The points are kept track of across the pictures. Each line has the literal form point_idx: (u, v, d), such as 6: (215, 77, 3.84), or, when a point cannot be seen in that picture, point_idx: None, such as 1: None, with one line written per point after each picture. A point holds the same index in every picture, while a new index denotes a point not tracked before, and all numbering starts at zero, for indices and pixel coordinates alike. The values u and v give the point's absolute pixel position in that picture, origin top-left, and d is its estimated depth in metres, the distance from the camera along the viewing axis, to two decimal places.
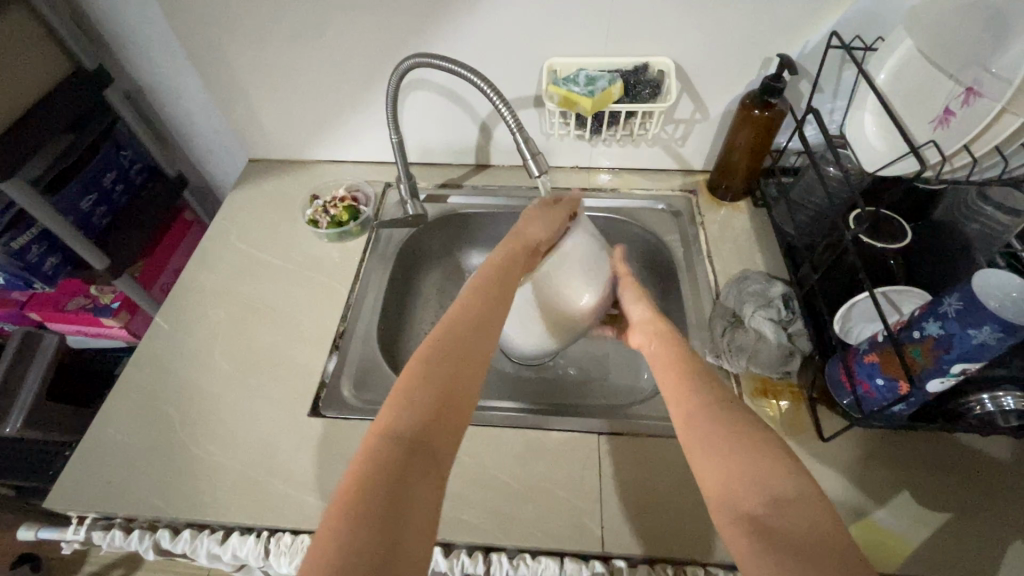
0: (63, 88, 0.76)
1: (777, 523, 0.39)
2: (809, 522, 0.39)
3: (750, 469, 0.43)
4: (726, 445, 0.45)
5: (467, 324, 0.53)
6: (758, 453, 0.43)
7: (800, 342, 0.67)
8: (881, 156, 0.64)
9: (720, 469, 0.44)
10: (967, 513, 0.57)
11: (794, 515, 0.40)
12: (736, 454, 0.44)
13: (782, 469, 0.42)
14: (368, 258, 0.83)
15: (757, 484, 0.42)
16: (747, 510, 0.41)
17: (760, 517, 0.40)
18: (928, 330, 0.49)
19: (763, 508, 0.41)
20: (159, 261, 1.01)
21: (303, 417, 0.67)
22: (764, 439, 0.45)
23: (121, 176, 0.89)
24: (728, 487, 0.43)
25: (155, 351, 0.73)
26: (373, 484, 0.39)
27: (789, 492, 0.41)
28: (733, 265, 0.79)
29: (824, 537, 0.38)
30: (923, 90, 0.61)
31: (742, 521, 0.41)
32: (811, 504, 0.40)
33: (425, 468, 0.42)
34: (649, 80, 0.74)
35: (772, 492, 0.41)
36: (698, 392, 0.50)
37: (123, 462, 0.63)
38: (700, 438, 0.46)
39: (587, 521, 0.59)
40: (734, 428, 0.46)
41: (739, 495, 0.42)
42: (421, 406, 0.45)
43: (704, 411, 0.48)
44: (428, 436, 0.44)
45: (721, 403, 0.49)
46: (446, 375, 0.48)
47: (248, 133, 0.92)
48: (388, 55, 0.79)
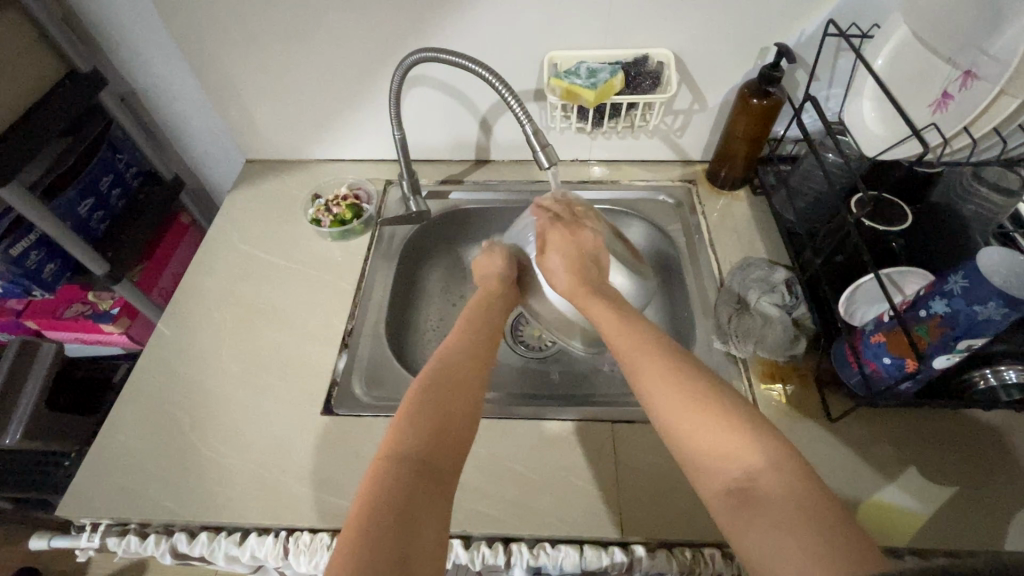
0: (58, 92, 0.75)
1: (758, 494, 0.41)
2: (782, 492, 0.40)
3: (721, 443, 0.44)
4: (695, 419, 0.45)
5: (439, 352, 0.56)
6: (728, 428, 0.44)
7: (805, 326, 0.68)
8: (881, 140, 0.66)
9: (696, 443, 0.45)
10: (973, 486, 0.59)
11: (770, 487, 0.41)
12: (704, 429, 0.45)
13: (751, 442, 0.43)
14: (372, 256, 0.83)
15: (730, 460, 0.43)
16: (726, 486, 0.42)
17: (741, 490, 0.41)
18: (934, 308, 0.51)
19: (742, 481, 0.42)
20: (157, 265, 0.99)
21: (316, 416, 0.67)
22: (729, 410, 0.45)
23: (118, 181, 0.88)
24: (706, 464, 0.44)
25: (161, 355, 0.72)
26: (382, 500, 0.41)
27: (761, 464, 0.42)
28: (735, 252, 0.80)
29: (800, 505, 0.39)
30: (920, 75, 0.62)
31: (725, 498, 0.42)
32: (784, 473, 0.41)
33: (425, 484, 0.43)
34: (649, 72, 0.75)
35: (746, 467, 0.42)
36: (655, 363, 0.50)
37: (135, 466, 0.62)
38: (673, 413, 0.47)
39: (606, 508, 0.59)
40: (696, 400, 0.46)
41: (717, 473, 0.43)
42: (417, 420, 0.48)
43: (667, 381, 0.48)
44: (427, 446, 0.46)
45: (673, 370, 0.49)
46: (424, 394, 0.50)
47: (245, 133, 0.91)
48: (387, 51, 0.78)
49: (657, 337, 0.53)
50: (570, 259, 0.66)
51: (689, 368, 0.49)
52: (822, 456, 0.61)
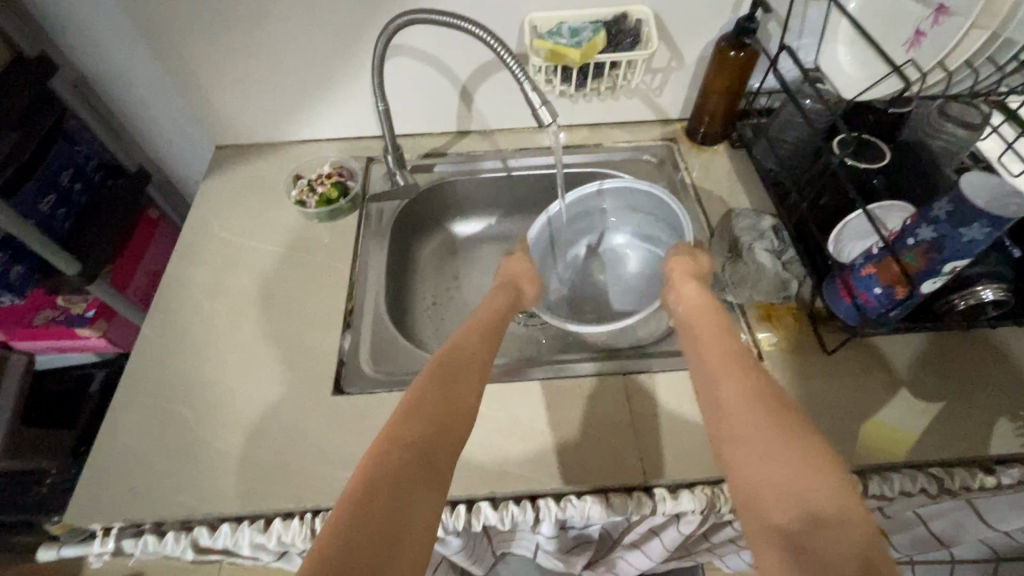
0: (6, 79, 0.69)
1: (817, 542, 0.37)
2: (843, 543, 0.37)
3: (788, 480, 0.41)
4: (771, 450, 0.43)
5: (471, 368, 0.53)
6: (793, 461, 0.42)
7: (795, 269, 0.72)
8: (857, 82, 0.74)
9: (758, 472, 0.42)
10: (958, 401, 0.63)
11: (834, 533, 0.37)
12: (767, 459, 0.42)
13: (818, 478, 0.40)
14: (363, 235, 0.81)
15: (790, 500, 0.40)
16: (780, 526, 0.39)
17: (796, 535, 0.38)
18: (921, 236, 0.54)
19: (804, 524, 0.39)
20: (131, 262, 0.94)
21: (328, 396, 0.65)
22: (800, 444, 0.43)
23: (79, 174, 0.83)
24: (763, 495, 0.41)
25: (153, 351, 0.69)
26: (372, 497, 0.39)
27: (827, 507, 0.39)
28: (722, 205, 0.83)
29: (867, 557, 0.36)
30: (891, 16, 0.67)
31: (776, 536, 0.39)
32: (850, 522, 0.38)
33: (413, 505, 0.39)
34: (629, 29, 0.75)
35: (811, 510, 0.39)
36: (734, 389, 0.49)
37: (142, 466, 0.60)
38: (743, 444, 0.44)
39: (628, 456, 0.61)
40: (766, 431, 0.44)
41: (772, 509, 0.40)
42: (429, 423, 0.46)
43: (744, 411, 0.47)
44: (431, 452, 0.44)
45: (749, 401, 0.47)
46: (445, 415, 0.47)
47: (212, 118, 0.86)
48: (362, 21, 0.76)
49: (739, 360, 0.52)
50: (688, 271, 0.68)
51: (762, 395, 0.48)
52: (822, 387, 0.65)
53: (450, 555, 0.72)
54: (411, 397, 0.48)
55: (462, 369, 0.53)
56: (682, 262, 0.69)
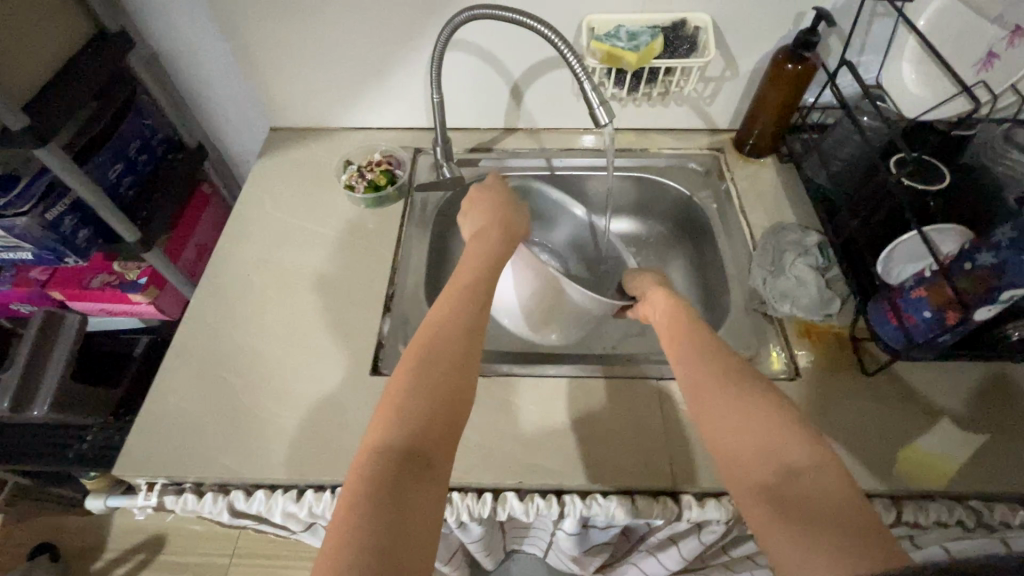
0: (88, 53, 0.73)
1: (795, 496, 0.41)
2: (818, 491, 0.41)
3: (763, 443, 0.44)
4: (748, 416, 0.46)
5: (462, 330, 0.52)
6: (765, 432, 0.45)
7: (838, 287, 0.71)
8: (923, 101, 0.73)
9: (735, 443, 0.46)
10: (1003, 434, 0.62)
11: (808, 487, 0.41)
12: (743, 431, 0.45)
13: (791, 445, 0.44)
14: (407, 223, 0.83)
15: (768, 458, 0.44)
16: (761, 481, 0.43)
17: (775, 487, 0.42)
18: (981, 260, 0.52)
19: (779, 482, 0.42)
20: (183, 234, 0.97)
21: (365, 376, 0.67)
22: (771, 416, 0.46)
23: (144, 147, 0.86)
24: (743, 459, 0.44)
25: (201, 319, 0.72)
26: (380, 466, 0.41)
27: (800, 462, 0.43)
28: (766, 218, 0.82)
29: (841, 510, 0.39)
30: (966, 35, 0.66)
31: (756, 492, 0.43)
32: (824, 473, 0.42)
33: (427, 476, 0.41)
34: (687, 36, 0.75)
35: (786, 464, 0.43)
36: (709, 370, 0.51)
37: (188, 428, 0.63)
38: (720, 420, 0.47)
39: (658, 460, 0.61)
40: (738, 408, 0.47)
41: (752, 467, 0.44)
42: (427, 389, 0.47)
43: (719, 391, 0.49)
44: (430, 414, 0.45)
45: (722, 379, 0.50)
46: (441, 380, 0.48)
47: (270, 100, 0.89)
48: (423, 14, 0.77)
49: (714, 346, 0.55)
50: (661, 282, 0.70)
51: (737, 375, 0.51)
52: (859, 408, 0.64)
53: (468, 543, 0.73)
54: (407, 367, 0.48)
55: (451, 331, 0.52)
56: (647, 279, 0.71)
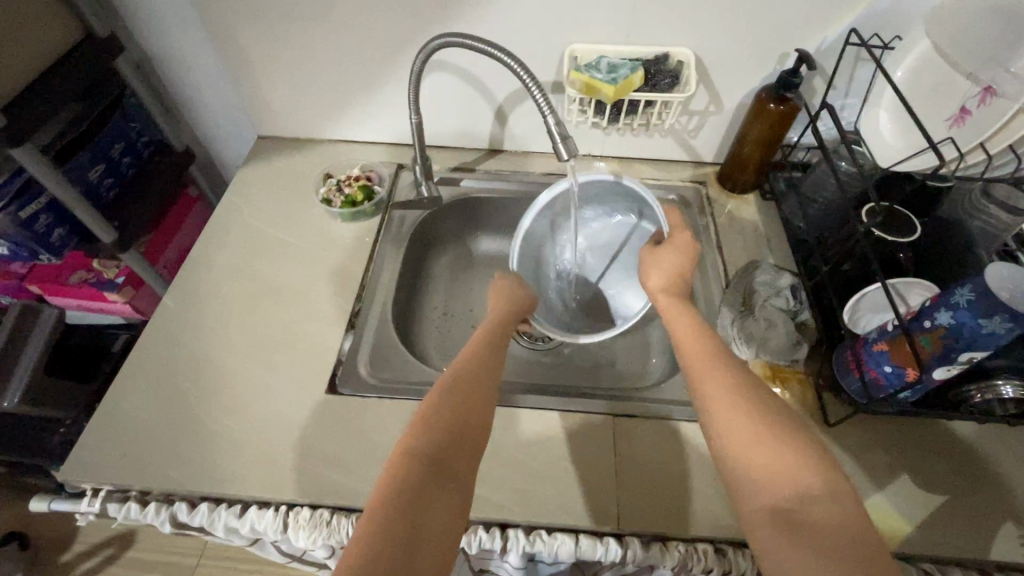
0: (73, 56, 0.74)
1: (803, 518, 0.40)
2: (833, 522, 0.39)
3: (778, 466, 0.42)
4: (759, 434, 0.44)
5: (478, 359, 0.55)
6: (779, 446, 0.43)
7: (807, 332, 0.70)
8: (895, 152, 0.71)
9: (745, 455, 0.44)
10: (964, 496, 0.60)
11: (819, 514, 0.40)
12: (758, 443, 0.44)
13: (803, 464, 0.42)
14: (381, 239, 0.83)
15: (779, 481, 0.42)
16: (769, 503, 0.41)
17: (786, 511, 0.40)
18: (939, 320, 0.52)
19: (787, 504, 0.41)
20: (165, 236, 0.98)
21: (321, 393, 0.67)
22: (789, 438, 0.44)
23: (129, 149, 0.88)
24: (752, 480, 0.43)
25: (166, 325, 0.72)
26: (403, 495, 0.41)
27: (815, 488, 0.41)
28: (742, 256, 0.81)
29: (849, 534, 0.39)
30: (940, 89, 0.68)
31: (765, 514, 0.41)
32: (835, 501, 0.40)
33: (444, 492, 0.42)
34: (669, 70, 0.75)
35: (798, 489, 0.41)
36: (722, 379, 0.49)
37: (138, 436, 0.63)
38: (730, 432, 0.46)
39: (605, 500, 0.60)
40: (749, 420, 0.45)
41: (764, 489, 0.42)
42: (449, 422, 0.47)
43: (731, 401, 0.47)
44: (449, 448, 0.45)
45: (734, 390, 0.48)
46: (469, 408, 0.49)
47: (257, 109, 0.90)
48: (408, 35, 0.78)
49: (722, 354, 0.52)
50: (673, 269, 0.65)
51: (749, 388, 0.48)
52: None
53: None
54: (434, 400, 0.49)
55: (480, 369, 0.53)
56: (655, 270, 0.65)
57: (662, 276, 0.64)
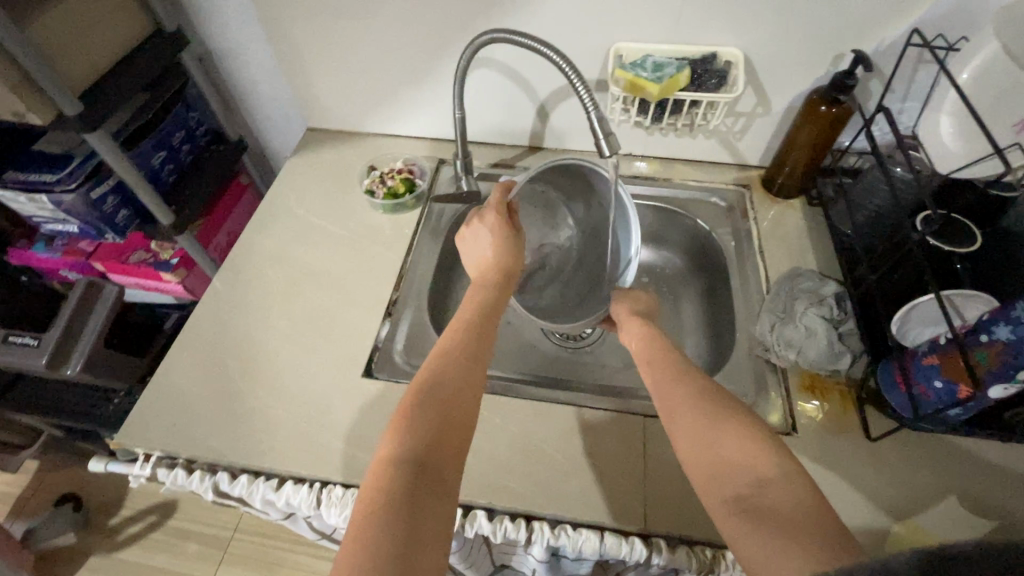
0: (145, 48, 0.79)
1: (762, 502, 0.41)
2: (786, 500, 0.41)
3: (732, 457, 0.45)
4: (719, 436, 0.46)
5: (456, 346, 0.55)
6: (734, 443, 0.45)
7: (851, 342, 0.67)
8: (953, 156, 0.67)
9: (709, 461, 0.46)
10: (1018, 523, 0.57)
11: (773, 495, 0.42)
12: (718, 444, 0.46)
13: (759, 455, 0.44)
14: (420, 231, 0.85)
15: (736, 472, 0.44)
16: (730, 493, 0.43)
17: (745, 498, 0.42)
18: (998, 335, 0.49)
19: (746, 493, 0.43)
20: (217, 221, 1.03)
21: (357, 377, 0.69)
22: (747, 436, 0.46)
23: (188, 137, 0.92)
24: (714, 476, 0.45)
25: (216, 304, 0.76)
26: (390, 498, 0.41)
27: (768, 473, 0.43)
28: (784, 262, 0.79)
29: (808, 515, 0.40)
30: (1011, 93, 0.64)
31: (727, 504, 0.43)
32: (790, 481, 0.42)
33: (438, 480, 0.44)
34: (716, 70, 0.74)
35: (755, 476, 0.43)
36: (680, 388, 0.51)
37: (187, 406, 0.66)
38: (688, 437, 0.48)
39: (632, 499, 0.60)
40: (702, 425, 0.48)
41: (723, 482, 0.44)
42: (424, 424, 0.47)
43: (686, 407, 0.50)
44: (432, 446, 0.46)
45: (698, 401, 0.50)
46: (444, 404, 0.49)
47: (308, 103, 0.94)
48: (456, 32, 0.79)
49: (683, 372, 0.54)
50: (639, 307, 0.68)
51: (711, 398, 0.50)
52: (856, 473, 0.60)
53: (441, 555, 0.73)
54: (406, 400, 0.49)
55: (455, 365, 0.53)
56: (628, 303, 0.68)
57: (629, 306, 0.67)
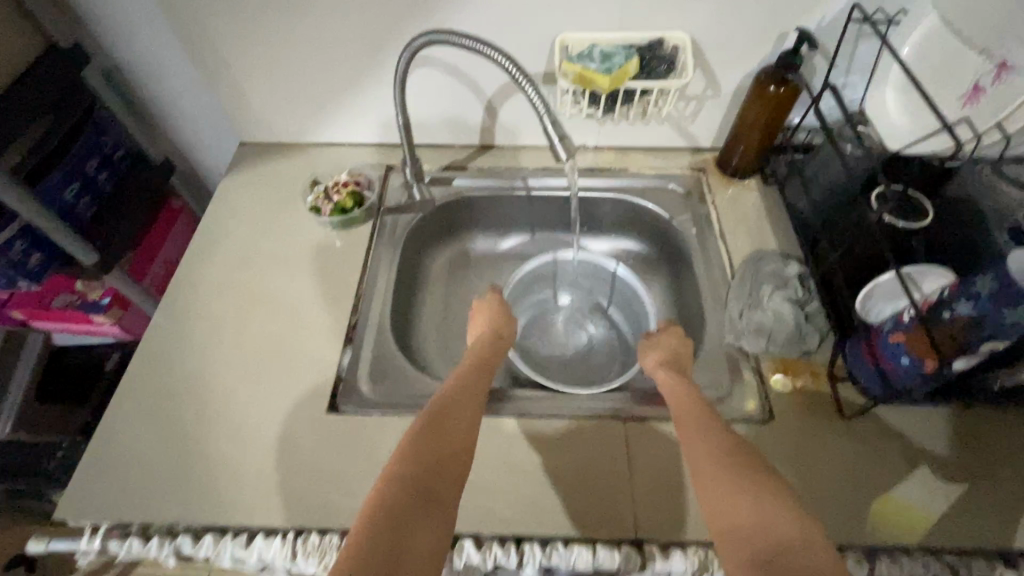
0: (39, 69, 0.70)
1: (785, 563, 0.39)
2: (808, 565, 0.39)
3: (756, 510, 0.43)
4: (741, 485, 0.45)
5: (470, 398, 0.55)
6: (756, 495, 0.44)
7: (817, 321, 0.68)
8: (904, 132, 0.71)
9: (726, 508, 0.44)
10: (987, 482, 0.59)
11: (797, 559, 0.40)
12: (738, 489, 0.45)
13: (779, 508, 0.43)
14: (375, 246, 0.80)
15: (757, 528, 0.42)
16: (751, 546, 0.41)
17: (768, 556, 0.40)
18: (959, 311, 0.50)
19: (767, 550, 0.41)
20: (150, 252, 0.96)
21: (322, 413, 0.65)
22: (767, 491, 0.45)
23: (104, 164, 0.83)
24: (733, 526, 0.43)
25: (156, 349, 0.69)
26: (386, 521, 0.40)
27: (791, 536, 0.41)
28: (746, 245, 0.79)
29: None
30: (949, 64, 0.66)
31: (744, 556, 0.41)
32: (813, 550, 0.40)
33: (431, 513, 0.42)
34: (664, 55, 0.72)
35: (777, 536, 0.41)
36: (703, 435, 0.51)
37: (136, 466, 0.61)
38: (709, 478, 0.47)
39: (621, 507, 0.59)
40: (722, 466, 0.47)
41: (745, 531, 0.42)
42: (430, 457, 0.46)
43: (709, 453, 0.49)
44: (434, 480, 0.45)
45: (721, 445, 0.50)
46: (452, 447, 0.49)
47: (236, 115, 0.86)
48: (391, 31, 0.74)
49: (706, 415, 0.54)
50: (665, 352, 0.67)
51: (733, 446, 0.50)
52: (835, 453, 0.61)
53: None
54: (417, 432, 0.49)
55: (467, 412, 0.53)
56: (654, 350, 0.67)
57: (660, 353, 0.66)
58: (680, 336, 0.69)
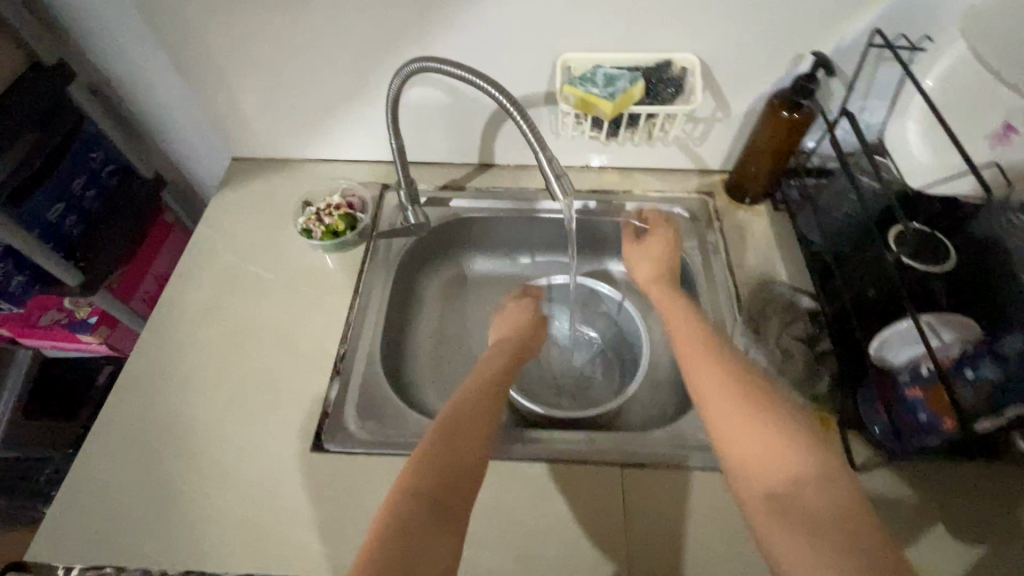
0: (23, 89, 0.68)
1: (797, 503, 0.41)
2: (824, 505, 0.40)
3: (767, 442, 0.44)
4: (752, 418, 0.46)
5: (489, 394, 0.56)
6: (768, 429, 0.45)
7: (828, 364, 0.65)
8: (926, 170, 0.68)
9: (739, 453, 0.45)
10: (1006, 545, 0.55)
11: (812, 500, 0.41)
12: (747, 431, 0.45)
13: (792, 443, 0.44)
14: (368, 269, 0.78)
15: (775, 466, 0.43)
16: (765, 491, 0.43)
17: (782, 498, 0.42)
18: (985, 371, 0.49)
19: (783, 492, 0.42)
20: (139, 269, 0.93)
21: (305, 452, 0.62)
22: (779, 422, 0.45)
23: (91, 181, 0.82)
24: (748, 467, 0.44)
25: (138, 378, 0.67)
26: (399, 526, 0.41)
27: (807, 474, 0.42)
28: (755, 277, 0.75)
29: (846, 521, 0.39)
30: (976, 101, 0.63)
31: (761, 500, 0.43)
32: (828, 483, 0.42)
33: (445, 518, 0.43)
34: (671, 78, 0.69)
35: (793, 477, 0.42)
36: (711, 364, 0.51)
37: (111, 506, 0.59)
38: (720, 408, 0.48)
39: (616, 562, 0.55)
40: (732, 397, 0.48)
41: (763, 476, 0.43)
42: (446, 458, 0.47)
43: (719, 384, 0.49)
44: (450, 482, 0.45)
45: (727, 374, 0.50)
46: (469, 443, 0.49)
47: (228, 131, 0.84)
48: (385, 49, 0.71)
49: (715, 343, 0.54)
50: (658, 264, 0.71)
51: (742, 373, 0.50)
52: None
53: None
54: (434, 431, 0.49)
55: (484, 407, 0.54)
56: (647, 267, 0.71)
57: (652, 270, 0.70)
58: (666, 230, 0.73)
